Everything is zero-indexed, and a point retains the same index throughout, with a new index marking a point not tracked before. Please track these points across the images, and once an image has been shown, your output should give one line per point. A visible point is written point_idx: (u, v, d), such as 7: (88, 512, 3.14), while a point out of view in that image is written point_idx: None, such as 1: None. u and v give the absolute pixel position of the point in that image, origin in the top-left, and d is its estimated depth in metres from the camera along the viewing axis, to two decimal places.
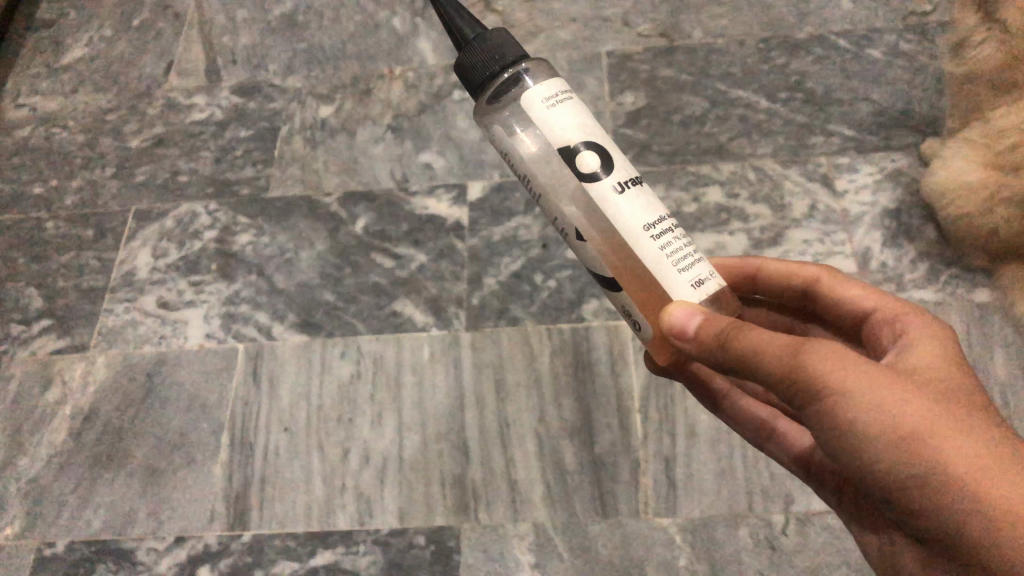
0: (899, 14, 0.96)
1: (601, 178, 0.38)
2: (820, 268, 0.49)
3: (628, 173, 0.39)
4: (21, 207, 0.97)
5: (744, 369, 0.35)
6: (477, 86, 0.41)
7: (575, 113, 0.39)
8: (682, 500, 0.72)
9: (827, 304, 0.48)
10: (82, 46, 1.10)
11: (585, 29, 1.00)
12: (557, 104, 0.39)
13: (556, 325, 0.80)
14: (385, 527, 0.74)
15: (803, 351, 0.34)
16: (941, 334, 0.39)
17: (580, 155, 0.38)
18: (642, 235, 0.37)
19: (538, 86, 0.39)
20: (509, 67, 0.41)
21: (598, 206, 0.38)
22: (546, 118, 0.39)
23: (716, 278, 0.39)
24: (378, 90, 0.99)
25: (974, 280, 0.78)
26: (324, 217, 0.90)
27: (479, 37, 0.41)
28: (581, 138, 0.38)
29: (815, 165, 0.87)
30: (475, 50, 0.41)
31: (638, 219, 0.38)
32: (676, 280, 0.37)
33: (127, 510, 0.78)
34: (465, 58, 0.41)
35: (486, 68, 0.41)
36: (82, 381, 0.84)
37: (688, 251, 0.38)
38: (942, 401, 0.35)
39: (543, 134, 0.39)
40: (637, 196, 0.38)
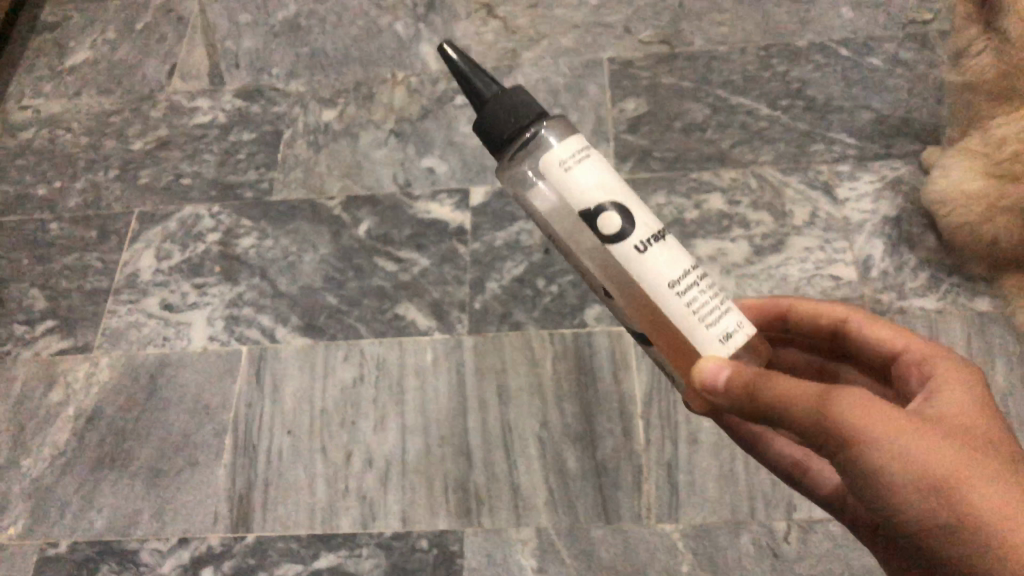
0: (899, 23, 0.96)
1: (624, 238, 0.38)
2: (851, 307, 0.49)
3: (651, 228, 0.38)
4: (24, 208, 0.97)
5: (775, 417, 0.36)
6: (497, 145, 0.40)
7: (594, 171, 0.38)
8: (684, 505, 0.72)
9: (857, 343, 0.49)
10: (85, 48, 1.11)
11: (587, 36, 1.00)
12: (577, 164, 0.38)
13: (559, 331, 0.81)
14: (388, 531, 0.74)
15: (832, 396, 0.35)
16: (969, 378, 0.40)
17: (600, 215, 0.38)
18: (667, 293, 0.38)
19: (556, 146, 0.39)
20: (530, 126, 0.40)
21: (623, 264, 0.39)
22: (566, 180, 0.38)
23: (746, 329, 0.39)
24: (381, 94, 0.99)
25: (975, 289, 0.79)
26: (327, 221, 0.90)
27: (497, 96, 0.40)
28: (603, 198, 0.38)
29: (815, 172, 0.87)
30: (494, 110, 0.40)
31: (663, 277, 0.38)
32: (703, 335, 0.38)
33: (130, 511, 0.78)
34: (483, 116, 0.40)
35: (506, 127, 0.39)
36: (85, 382, 0.84)
37: (716, 304, 0.38)
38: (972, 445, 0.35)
39: (564, 194, 0.39)
40: (661, 251, 0.38)
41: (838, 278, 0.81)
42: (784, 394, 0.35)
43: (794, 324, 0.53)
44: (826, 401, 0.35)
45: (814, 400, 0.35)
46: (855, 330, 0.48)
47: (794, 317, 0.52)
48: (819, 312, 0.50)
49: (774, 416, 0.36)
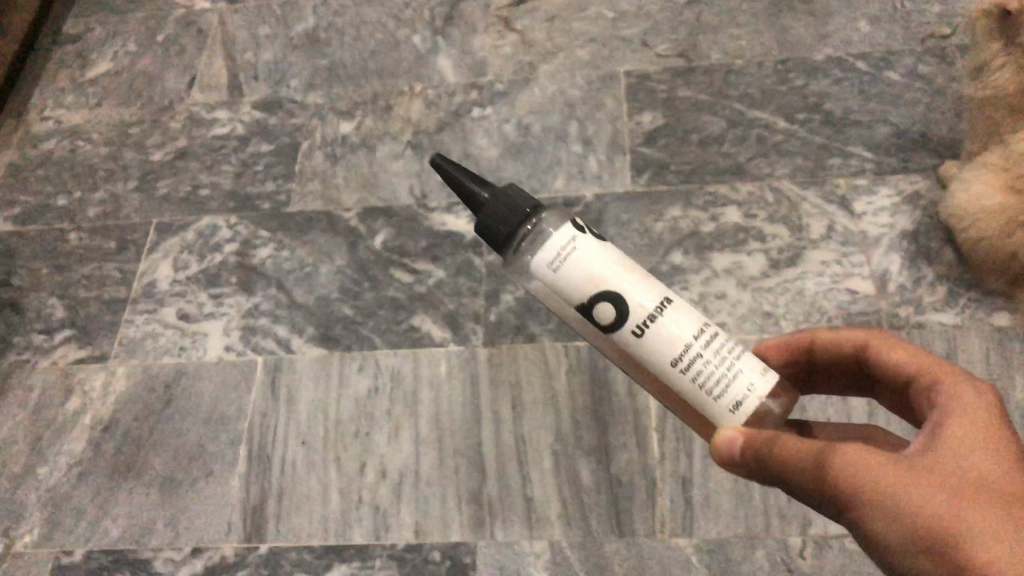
0: (918, 36, 0.96)
1: (623, 325, 0.41)
2: (869, 332, 0.49)
3: (646, 309, 0.41)
4: (45, 218, 0.99)
5: (782, 479, 0.39)
6: (501, 239, 0.45)
7: (580, 266, 0.41)
8: (698, 520, 0.72)
9: (875, 368, 0.48)
10: (107, 60, 1.12)
11: (604, 49, 1.01)
12: (562, 265, 0.41)
13: (574, 343, 0.80)
14: (401, 542, 0.74)
15: (826, 458, 0.38)
16: (978, 403, 0.40)
17: (595, 309, 0.42)
18: (672, 371, 0.41)
19: (542, 250, 0.42)
20: (528, 219, 0.45)
21: (630, 345, 0.42)
22: (558, 280, 0.42)
23: (763, 383, 0.41)
24: (398, 107, 1.00)
25: (994, 304, 0.78)
26: (344, 232, 0.91)
27: (494, 197, 0.45)
28: (594, 291, 0.41)
29: (832, 186, 0.87)
30: (494, 208, 0.45)
31: (665, 356, 0.41)
32: (713, 405, 0.41)
33: (145, 521, 0.78)
34: (487, 216, 0.45)
35: (508, 221, 0.44)
36: (102, 391, 0.85)
37: (721, 372, 0.41)
38: (969, 490, 0.36)
39: (560, 291, 0.42)
40: (660, 328, 0.41)
41: (855, 292, 0.80)
42: (785, 456, 0.39)
43: (819, 355, 0.53)
44: (819, 462, 0.38)
45: (809, 462, 0.38)
46: (871, 355, 0.48)
47: (816, 346, 0.52)
48: (839, 338, 0.50)
49: (784, 479, 0.39)
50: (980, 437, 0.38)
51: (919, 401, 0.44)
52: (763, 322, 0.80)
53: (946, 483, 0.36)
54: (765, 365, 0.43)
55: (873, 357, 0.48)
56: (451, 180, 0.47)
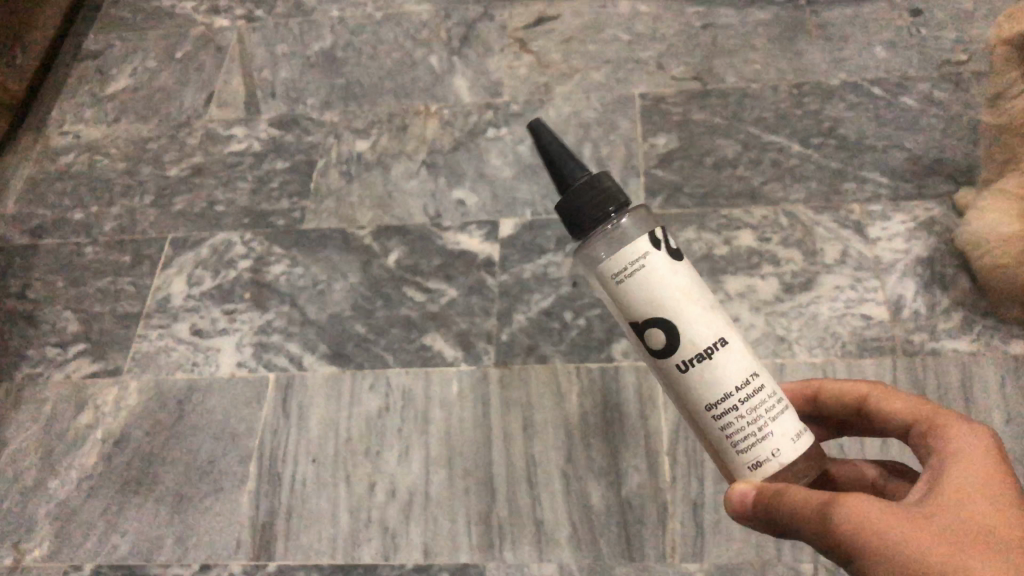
0: (934, 62, 0.96)
1: (668, 355, 0.42)
2: (870, 385, 0.50)
3: (696, 348, 0.42)
4: (61, 231, 0.99)
5: (792, 528, 0.39)
6: (580, 228, 0.43)
7: (644, 286, 0.41)
8: (709, 545, 0.71)
9: (875, 421, 0.48)
10: (126, 76, 1.13)
11: (619, 72, 1.01)
12: (627, 279, 0.41)
13: (585, 365, 0.80)
14: (409, 563, 0.74)
15: (833, 506, 0.38)
16: (976, 449, 0.40)
17: (647, 332, 0.42)
18: (703, 413, 0.42)
19: (610, 258, 0.42)
20: (613, 215, 0.42)
21: (670, 373, 0.43)
22: (618, 291, 0.42)
23: (792, 450, 0.42)
24: (413, 126, 1.00)
25: (1009, 332, 0.77)
26: (357, 250, 0.91)
27: (586, 180, 0.42)
28: (650, 314, 0.42)
29: (847, 211, 0.87)
30: (583, 195, 0.42)
31: (701, 396, 0.42)
32: (735, 455, 0.42)
33: (154, 536, 0.78)
34: (573, 199, 0.42)
35: (594, 213, 0.42)
36: (114, 406, 0.85)
37: (751, 429, 0.41)
38: (971, 537, 0.36)
39: (618, 300, 0.43)
40: (703, 371, 0.42)
41: (869, 318, 0.80)
42: (793, 503, 0.39)
43: (825, 406, 0.53)
44: (826, 508, 0.38)
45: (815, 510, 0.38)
46: (872, 406, 0.49)
47: (820, 397, 0.53)
48: (841, 389, 0.51)
49: (793, 528, 0.39)
50: (980, 482, 0.38)
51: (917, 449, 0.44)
52: (776, 346, 0.79)
53: (947, 531, 0.36)
54: (804, 428, 0.43)
55: (874, 409, 0.48)
56: (544, 150, 0.44)
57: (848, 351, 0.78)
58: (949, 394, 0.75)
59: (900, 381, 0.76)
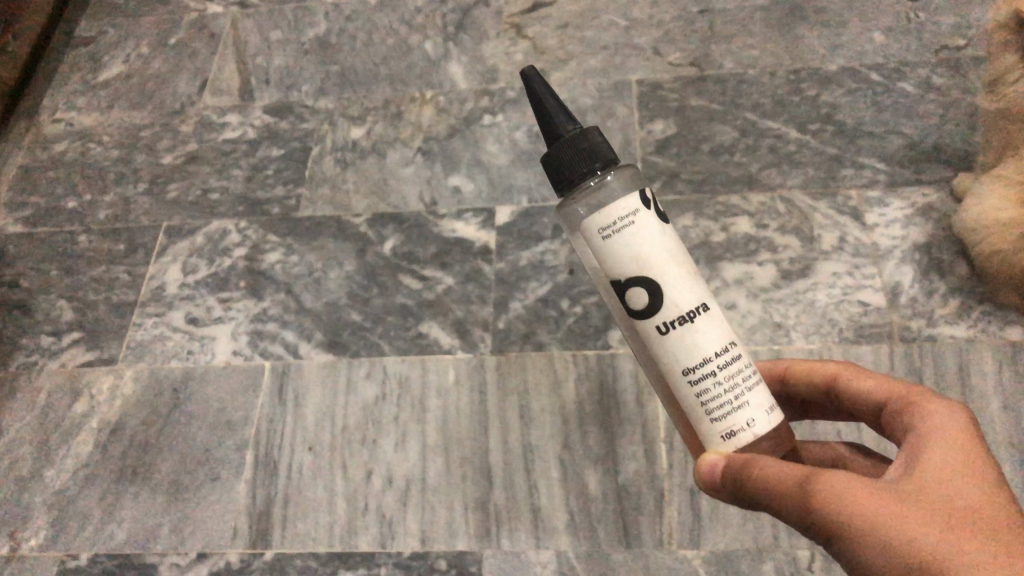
0: (932, 47, 0.95)
1: (648, 316, 0.41)
2: (839, 363, 0.49)
3: (678, 311, 0.40)
4: (55, 219, 0.99)
5: (769, 505, 0.38)
6: (565, 183, 0.42)
7: (630, 244, 0.40)
8: (706, 532, 0.71)
9: (847, 399, 0.48)
10: (119, 63, 1.12)
11: (616, 57, 1.00)
12: (614, 234, 0.40)
13: (582, 352, 0.80)
14: (407, 550, 0.74)
15: (814, 483, 0.37)
16: (955, 425, 0.40)
17: (629, 290, 0.41)
18: (679, 379, 0.41)
19: (599, 212, 0.40)
20: (598, 173, 0.41)
21: (646, 337, 0.42)
22: (602, 246, 0.40)
23: (765, 422, 0.41)
24: (409, 113, 1.00)
25: (1007, 318, 0.77)
26: (353, 238, 0.91)
27: (574, 133, 0.41)
28: (633, 273, 0.40)
29: (845, 197, 0.86)
30: (568, 148, 0.41)
31: (677, 361, 0.41)
32: (708, 424, 0.41)
33: (150, 524, 0.78)
34: (562, 151, 0.41)
35: (579, 168, 0.41)
36: (109, 394, 0.85)
37: (728, 398, 0.40)
38: (955, 516, 0.35)
39: (600, 256, 0.41)
40: (684, 334, 0.40)
41: (866, 304, 0.80)
42: (768, 480, 0.38)
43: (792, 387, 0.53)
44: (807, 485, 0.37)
45: (795, 486, 0.37)
46: (842, 384, 0.48)
47: (789, 377, 0.52)
48: (810, 369, 0.50)
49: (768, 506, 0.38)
50: (958, 461, 0.38)
51: (891, 426, 0.44)
52: (773, 333, 0.79)
53: (933, 510, 0.35)
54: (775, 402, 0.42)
55: (845, 386, 0.48)
56: (534, 97, 0.43)
57: (846, 337, 0.78)
58: (947, 380, 0.75)
59: (897, 368, 0.76)
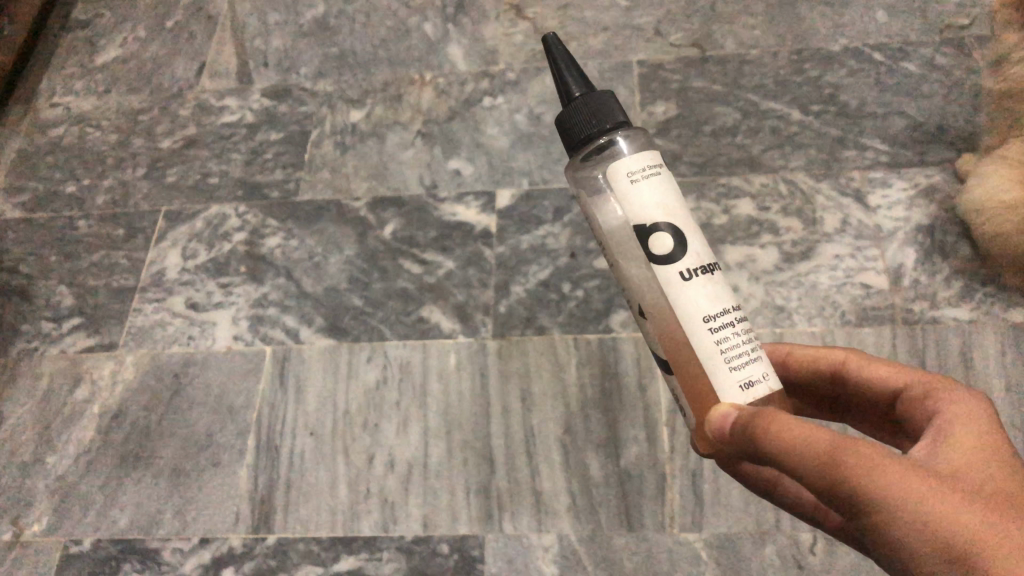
0: (935, 26, 0.94)
1: (670, 261, 0.39)
2: (846, 351, 0.49)
3: (699, 260, 0.39)
4: (54, 205, 0.98)
5: (786, 462, 0.35)
6: (572, 144, 0.42)
7: (656, 192, 0.39)
8: (708, 515, 0.71)
9: (857, 386, 0.48)
10: (115, 46, 1.11)
11: (616, 38, 0.99)
12: (642, 180, 0.39)
13: (584, 336, 0.80)
14: (409, 535, 0.74)
15: (843, 450, 0.33)
16: (982, 414, 0.38)
17: (652, 236, 0.39)
18: (699, 327, 0.38)
19: (628, 158, 0.40)
20: (606, 133, 0.41)
21: (661, 288, 0.39)
22: (628, 191, 0.39)
23: (774, 381, 0.39)
24: (408, 95, 0.99)
25: (1010, 300, 0.77)
26: (353, 222, 0.90)
27: (584, 96, 0.41)
28: (659, 218, 0.39)
29: (847, 179, 0.86)
30: (575, 110, 0.41)
31: (697, 309, 0.38)
32: (728, 376, 0.38)
33: (153, 509, 0.78)
34: (568, 114, 0.42)
35: (583, 130, 0.41)
36: (111, 380, 0.85)
37: (747, 347, 0.39)
38: (987, 497, 0.33)
39: (622, 205, 0.40)
40: (704, 284, 0.39)
41: (868, 286, 0.79)
42: (790, 437, 0.35)
43: (794, 373, 0.52)
44: (836, 452, 0.34)
45: (821, 450, 0.34)
46: (852, 372, 0.48)
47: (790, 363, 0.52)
48: (816, 356, 0.50)
49: (784, 462, 0.35)
50: (987, 451, 0.36)
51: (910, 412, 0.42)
52: (775, 316, 0.79)
53: (966, 493, 0.33)
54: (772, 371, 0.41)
55: (856, 374, 0.47)
56: (551, 64, 0.43)
57: (848, 320, 0.78)
58: (949, 363, 0.74)
59: (900, 350, 0.75)
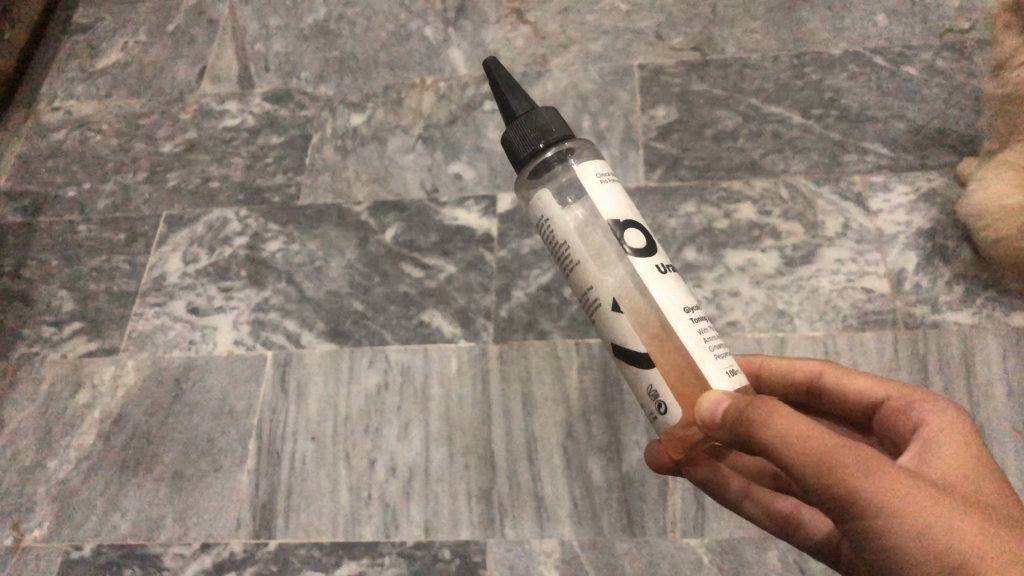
0: (936, 30, 0.94)
1: (645, 255, 0.42)
2: (821, 362, 0.52)
3: (664, 259, 0.43)
4: (55, 209, 0.98)
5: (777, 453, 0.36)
6: (522, 158, 0.46)
7: (616, 194, 0.44)
8: (711, 519, 0.71)
9: (831, 397, 0.51)
10: (116, 51, 1.11)
11: (617, 42, 0.99)
12: (606, 182, 0.44)
13: (585, 340, 0.80)
14: (410, 540, 0.74)
15: (835, 448, 0.35)
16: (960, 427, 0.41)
17: (624, 232, 0.43)
18: (683, 316, 0.41)
19: (590, 164, 0.44)
20: (554, 145, 0.46)
21: (641, 280, 0.42)
22: (596, 191, 0.43)
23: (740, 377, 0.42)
24: (409, 99, 0.99)
25: (1012, 304, 0.77)
26: (355, 226, 0.90)
27: (528, 114, 0.46)
28: (626, 217, 0.43)
29: (848, 183, 0.86)
30: (523, 127, 0.46)
31: (678, 301, 0.41)
32: (714, 362, 0.40)
33: (154, 515, 0.78)
34: (511, 133, 0.47)
35: (532, 144, 0.46)
36: (112, 385, 0.85)
37: (719, 339, 0.41)
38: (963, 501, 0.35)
39: (591, 204, 0.43)
40: (676, 281, 0.43)
41: (870, 291, 0.79)
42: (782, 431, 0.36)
43: (768, 383, 0.55)
44: (830, 448, 0.35)
45: (818, 448, 0.35)
46: (827, 381, 0.50)
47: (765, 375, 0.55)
48: (791, 369, 0.53)
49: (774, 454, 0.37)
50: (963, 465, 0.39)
51: (892, 421, 0.45)
52: (777, 320, 0.79)
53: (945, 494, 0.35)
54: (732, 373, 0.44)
55: (831, 385, 0.50)
56: (495, 92, 0.48)
57: (849, 324, 0.78)
58: (951, 367, 0.74)
59: (902, 355, 0.75)
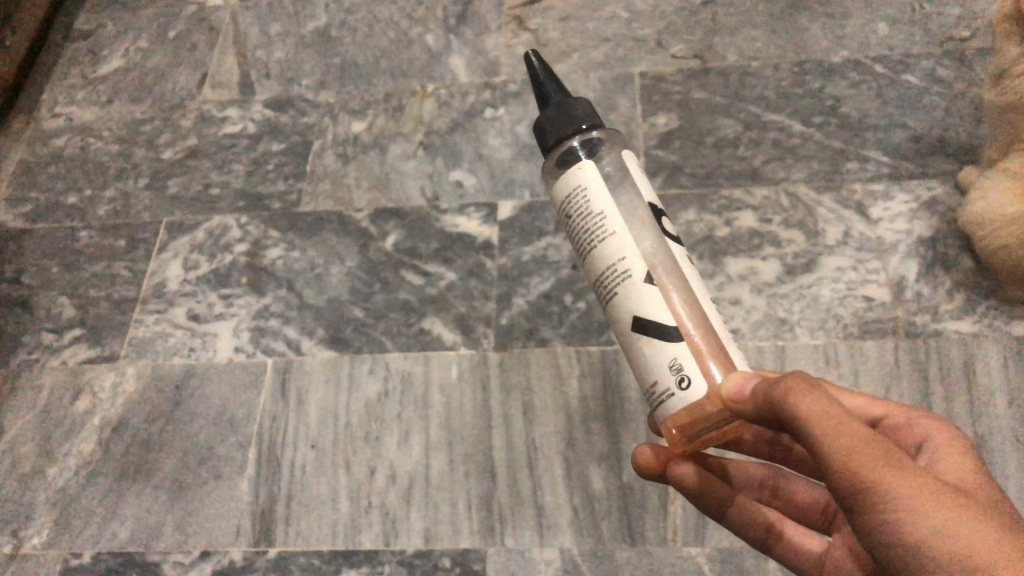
0: (936, 39, 0.94)
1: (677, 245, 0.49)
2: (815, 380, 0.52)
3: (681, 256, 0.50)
4: (55, 215, 0.98)
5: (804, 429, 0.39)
6: (553, 141, 0.51)
7: (648, 188, 0.50)
8: (711, 528, 0.71)
9: None
10: (118, 57, 1.11)
11: (618, 50, 1.00)
12: (643, 178, 0.51)
13: (585, 348, 0.80)
14: (410, 549, 0.73)
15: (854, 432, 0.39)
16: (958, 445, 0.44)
17: (661, 220, 0.49)
18: (711, 304, 0.47)
19: (629, 157, 0.51)
20: (582, 133, 0.51)
21: (677, 263, 0.47)
22: (638, 180, 0.50)
23: None
24: (410, 106, 0.99)
25: (1012, 313, 0.77)
26: (356, 233, 0.90)
27: (563, 103, 0.51)
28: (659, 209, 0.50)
29: (848, 191, 0.86)
30: (555, 115, 0.51)
31: (704, 289, 0.48)
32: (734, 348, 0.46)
33: (153, 522, 0.78)
34: (545, 117, 0.52)
35: (562, 129, 0.51)
36: (111, 392, 0.85)
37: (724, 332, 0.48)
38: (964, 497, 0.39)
39: (635, 190, 0.49)
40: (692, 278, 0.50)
41: (871, 299, 0.79)
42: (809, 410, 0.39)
43: None
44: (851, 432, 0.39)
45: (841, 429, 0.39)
46: None
47: None
48: None
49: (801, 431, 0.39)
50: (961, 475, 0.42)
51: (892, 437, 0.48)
52: (777, 328, 0.79)
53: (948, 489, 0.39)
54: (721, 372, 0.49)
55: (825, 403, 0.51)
56: (535, 82, 0.53)
57: (850, 333, 0.78)
58: (951, 376, 0.74)
59: (902, 364, 0.75)
